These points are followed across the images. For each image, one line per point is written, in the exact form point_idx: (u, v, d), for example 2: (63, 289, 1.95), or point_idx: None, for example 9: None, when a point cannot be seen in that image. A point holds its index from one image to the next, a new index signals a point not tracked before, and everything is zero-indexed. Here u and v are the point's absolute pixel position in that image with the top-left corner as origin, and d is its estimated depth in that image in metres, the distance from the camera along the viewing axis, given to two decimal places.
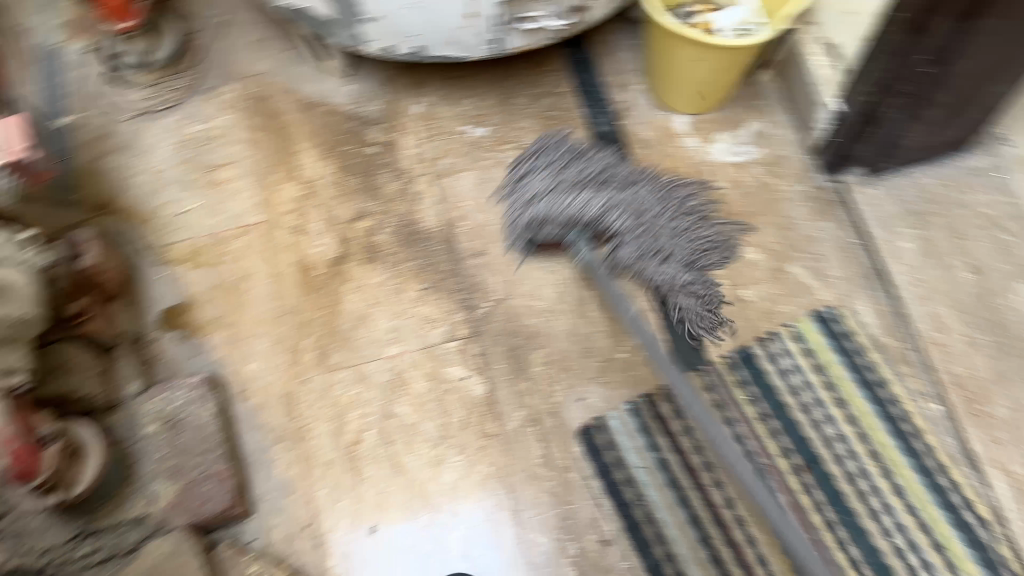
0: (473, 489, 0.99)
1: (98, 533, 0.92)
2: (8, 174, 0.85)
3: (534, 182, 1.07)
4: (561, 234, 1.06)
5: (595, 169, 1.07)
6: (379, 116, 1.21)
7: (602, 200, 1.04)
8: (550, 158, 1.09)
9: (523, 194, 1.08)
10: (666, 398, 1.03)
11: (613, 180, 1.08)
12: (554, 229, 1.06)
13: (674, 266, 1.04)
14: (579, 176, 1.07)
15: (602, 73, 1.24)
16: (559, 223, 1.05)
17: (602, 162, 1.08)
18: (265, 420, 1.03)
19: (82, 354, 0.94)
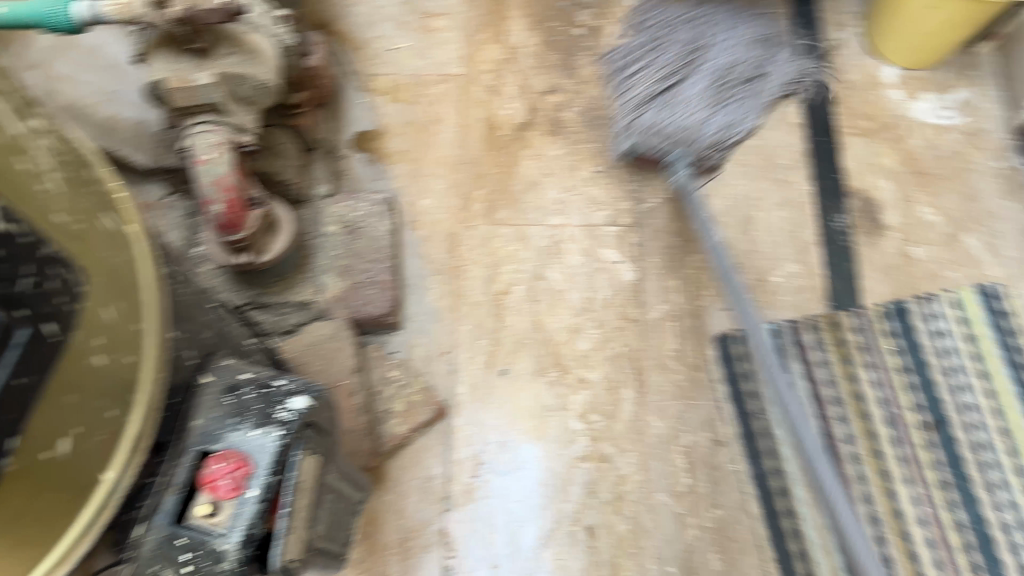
0: (604, 363, 1.03)
1: (266, 306, 1.01)
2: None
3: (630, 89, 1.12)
4: (665, 149, 1.07)
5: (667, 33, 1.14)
6: (592, 2, 1.24)
7: (677, 98, 1.09)
8: (640, 70, 1.13)
9: (632, 99, 1.11)
10: (809, 328, 1.04)
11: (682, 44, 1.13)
12: (660, 142, 1.07)
13: (760, 82, 1.11)
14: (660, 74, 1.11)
15: (821, 7, 1.22)
16: (664, 141, 1.07)
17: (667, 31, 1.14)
18: (428, 252, 1.09)
19: (289, 144, 1.03)
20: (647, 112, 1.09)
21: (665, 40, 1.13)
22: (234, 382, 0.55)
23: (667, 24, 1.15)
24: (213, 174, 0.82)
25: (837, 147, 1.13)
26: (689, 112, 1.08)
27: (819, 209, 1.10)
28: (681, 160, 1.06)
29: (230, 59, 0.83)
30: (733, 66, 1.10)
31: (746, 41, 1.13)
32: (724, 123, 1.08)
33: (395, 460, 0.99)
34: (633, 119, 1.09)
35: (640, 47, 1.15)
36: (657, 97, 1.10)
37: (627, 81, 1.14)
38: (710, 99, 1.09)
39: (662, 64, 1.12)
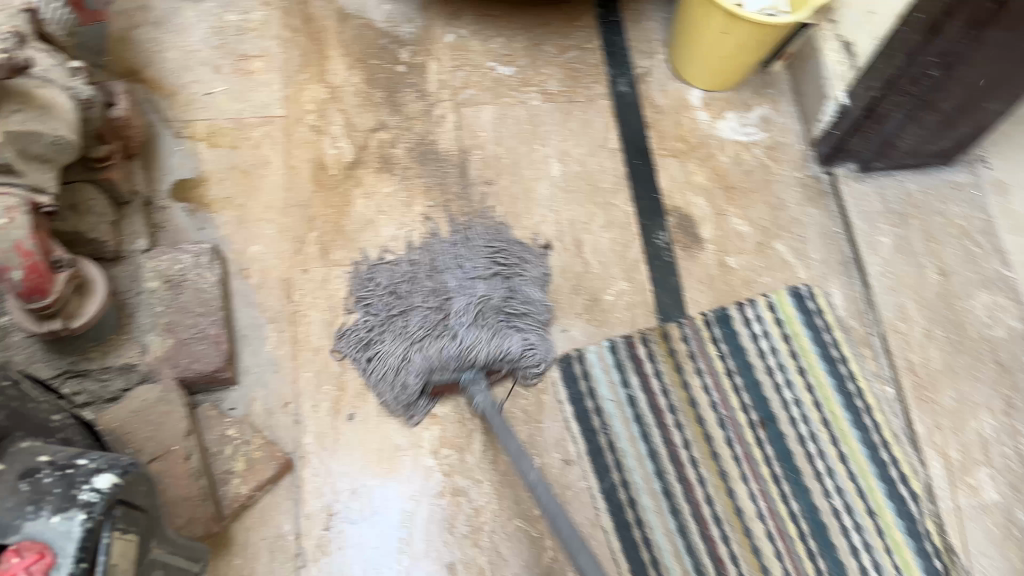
0: (452, 397, 1.03)
1: (84, 375, 0.94)
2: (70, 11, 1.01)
3: (390, 358, 0.99)
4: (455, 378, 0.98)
5: (403, 292, 1.03)
6: (412, 39, 1.25)
7: (446, 341, 0.97)
8: (378, 338, 1.01)
9: (399, 367, 0.99)
10: (644, 341, 1.09)
11: (421, 299, 1.02)
12: (451, 372, 0.97)
13: (523, 284, 1.07)
14: (416, 327, 1.00)
15: (629, 37, 1.29)
16: (454, 365, 0.96)
17: (404, 278, 1.05)
18: (262, 299, 1.06)
19: (98, 198, 0.96)
20: (417, 360, 0.98)
21: (402, 304, 1.03)
22: (32, 466, 0.50)
23: (400, 283, 1.04)
24: (9, 240, 0.76)
25: (654, 167, 1.20)
26: (483, 337, 0.98)
27: (642, 228, 1.16)
28: (477, 387, 0.97)
29: (19, 116, 0.77)
30: (496, 293, 1.03)
31: (494, 265, 1.06)
32: (514, 340, 1.00)
33: (240, 522, 0.94)
34: (411, 377, 0.98)
35: (382, 314, 1.02)
36: (426, 339, 0.98)
37: (381, 340, 1.01)
38: (485, 321, 1.00)
39: (412, 319, 1.01)
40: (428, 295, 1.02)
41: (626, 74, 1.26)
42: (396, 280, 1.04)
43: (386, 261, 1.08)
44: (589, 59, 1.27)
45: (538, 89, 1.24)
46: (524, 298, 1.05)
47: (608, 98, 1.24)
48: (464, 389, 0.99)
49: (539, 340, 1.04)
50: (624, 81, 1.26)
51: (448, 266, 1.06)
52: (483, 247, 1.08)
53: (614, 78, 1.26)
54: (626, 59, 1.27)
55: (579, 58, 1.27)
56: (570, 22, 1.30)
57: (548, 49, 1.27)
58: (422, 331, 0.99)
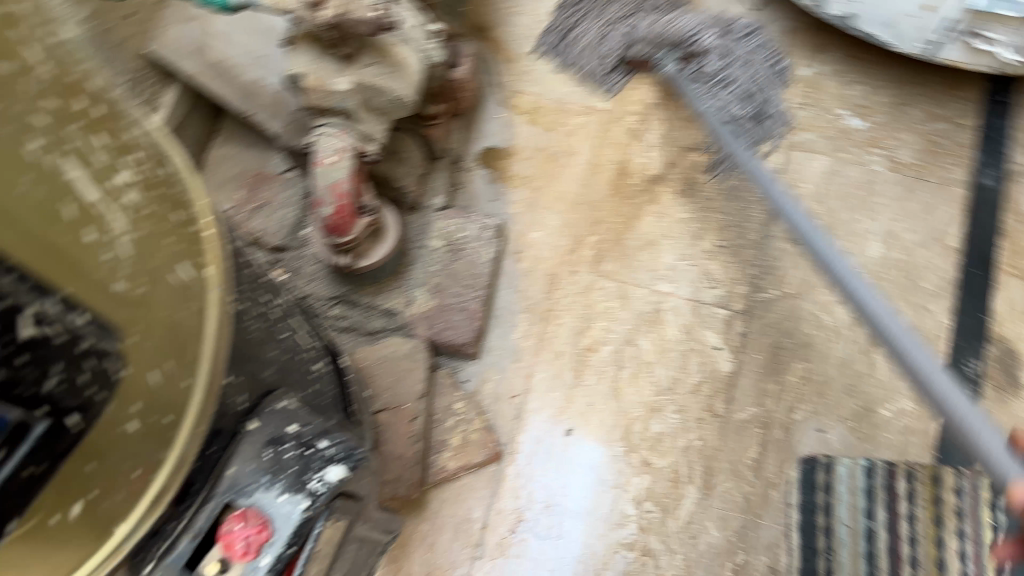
0: (675, 453, 0.97)
1: (353, 304, 1.01)
2: None
3: (584, 25, 1.14)
4: (650, 54, 1.10)
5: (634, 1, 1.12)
6: (765, 63, 1.15)
7: (653, 22, 1.09)
8: (590, 10, 1.14)
9: (593, 33, 1.14)
10: (906, 475, 0.93)
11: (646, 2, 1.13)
12: (649, 47, 1.10)
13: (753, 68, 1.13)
14: (621, 11, 1.12)
15: (1015, 124, 1.09)
16: (650, 40, 1.09)
17: None
18: (525, 287, 1.06)
19: (415, 151, 1.03)
20: (620, 31, 1.12)
21: (634, 10, 1.12)
22: (279, 435, 0.53)
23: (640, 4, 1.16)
24: (329, 179, 0.82)
25: (994, 284, 1.01)
26: (685, 20, 1.09)
27: (953, 348, 0.99)
28: (668, 54, 1.10)
29: (373, 69, 0.81)
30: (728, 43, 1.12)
31: (749, 42, 1.14)
32: (721, 52, 1.09)
33: (438, 491, 0.97)
34: (607, 57, 1.13)
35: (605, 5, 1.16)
36: (627, 16, 1.12)
37: (579, 24, 1.15)
38: (716, 36, 1.10)
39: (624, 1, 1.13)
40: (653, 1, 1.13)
41: (998, 166, 1.07)
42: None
43: None
44: (957, 137, 1.09)
45: (884, 153, 1.09)
46: (762, 97, 1.12)
47: (965, 187, 1.07)
48: (655, 65, 1.11)
49: (754, 119, 1.11)
50: (991, 173, 1.07)
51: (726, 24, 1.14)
52: (751, 38, 1.14)
53: (981, 167, 1.07)
54: (1004, 149, 1.08)
55: (946, 133, 1.09)
56: (952, 89, 1.12)
57: (914, 112, 1.11)
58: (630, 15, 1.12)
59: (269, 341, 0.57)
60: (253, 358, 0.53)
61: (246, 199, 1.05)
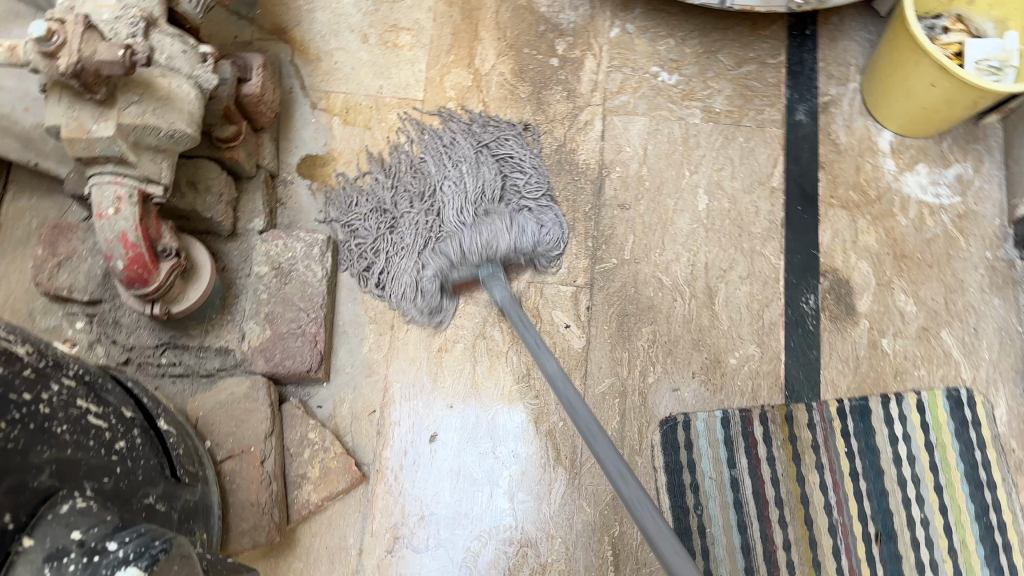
0: (540, 438, 0.97)
1: (182, 349, 0.95)
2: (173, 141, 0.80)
3: (404, 264, 1.00)
4: (475, 277, 0.94)
5: (403, 250, 1.01)
6: (574, 28, 1.14)
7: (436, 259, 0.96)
8: (400, 260, 1.01)
9: (410, 279, 1.00)
10: (761, 419, 0.97)
11: (404, 267, 1.00)
12: (468, 269, 0.95)
13: (510, 196, 1.03)
14: (418, 256, 1.00)
15: (819, 57, 1.12)
16: (469, 265, 0.94)
17: (407, 239, 1.01)
18: (368, 297, 1.02)
19: (218, 176, 0.95)
20: (424, 266, 0.99)
21: (392, 218, 1.03)
22: (60, 547, 0.49)
23: (409, 206, 1.02)
24: (116, 229, 0.76)
25: (817, 217, 1.05)
26: (470, 217, 0.98)
27: (789, 286, 1.02)
28: (496, 283, 0.93)
29: (135, 107, 0.74)
30: (489, 190, 1.01)
31: (480, 162, 1.03)
32: (512, 221, 0.98)
33: (307, 525, 0.94)
34: (423, 282, 0.98)
35: (374, 230, 1.02)
36: (421, 248, 1.00)
37: (392, 263, 1.01)
38: (475, 210, 1.00)
39: (404, 249, 1.01)
40: (409, 239, 1.00)
41: (807, 100, 1.10)
42: (403, 242, 1.01)
43: (360, 181, 1.06)
44: (766, 78, 1.11)
45: (701, 104, 1.10)
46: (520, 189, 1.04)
47: (779, 126, 1.09)
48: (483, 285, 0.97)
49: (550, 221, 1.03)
50: (803, 109, 1.10)
51: (437, 168, 1.04)
52: (462, 138, 1.06)
53: (791, 105, 1.10)
54: (811, 83, 1.11)
55: (755, 74, 1.12)
56: (754, 30, 1.14)
57: (722, 58, 1.12)
58: (421, 245, 1.00)
59: (38, 442, 0.53)
60: (15, 470, 0.49)
61: (46, 256, 0.95)
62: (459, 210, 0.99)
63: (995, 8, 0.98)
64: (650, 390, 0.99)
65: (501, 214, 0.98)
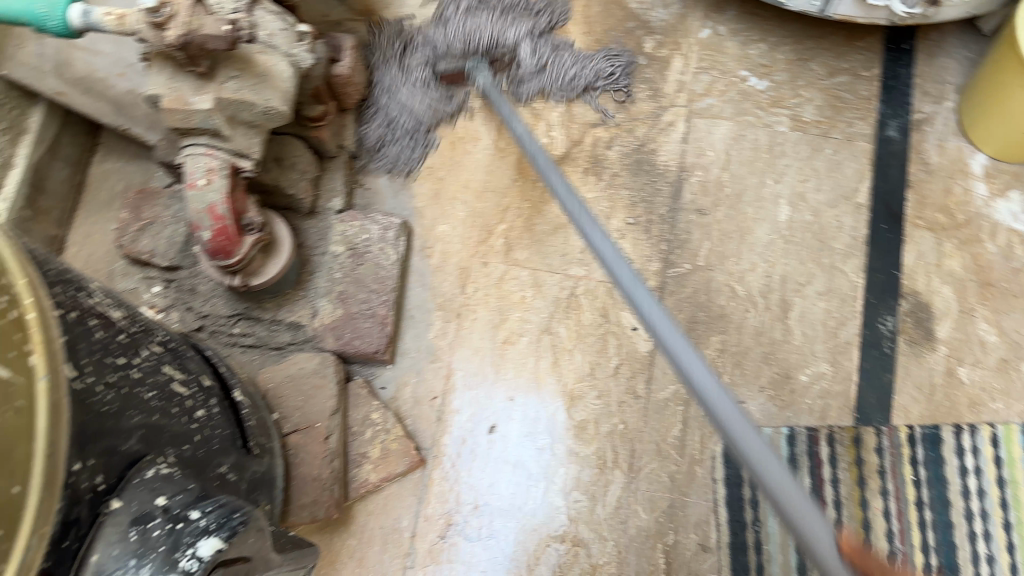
0: (599, 438, 0.96)
1: (254, 321, 0.97)
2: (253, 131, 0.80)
3: (402, 92, 1.07)
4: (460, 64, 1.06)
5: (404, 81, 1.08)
6: (663, 27, 1.12)
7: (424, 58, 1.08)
8: (399, 84, 1.08)
9: (396, 98, 1.07)
10: (828, 439, 0.95)
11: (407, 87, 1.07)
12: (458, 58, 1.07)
13: (529, 13, 1.12)
14: (420, 64, 1.08)
15: (916, 72, 1.08)
16: (458, 50, 1.07)
17: (406, 70, 1.08)
18: (437, 283, 1.03)
19: (304, 155, 0.97)
20: (422, 76, 1.08)
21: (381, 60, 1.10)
22: (147, 511, 0.51)
23: (450, 12, 1.11)
24: (205, 201, 0.77)
25: (901, 238, 1.02)
26: (486, 21, 1.09)
27: (866, 306, 1.00)
28: (479, 71, 1.05)
29: (234, 83, 0.76)
30: (513, 19, 1.10)
31: (529, 8, 1.12)
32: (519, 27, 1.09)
33: (363, 504, 0.95)
34: (421, 96, 1.08)
35: (389, 73, 1.09)
36: (417, 37, 1.10)
37: (393, 91, 1.08)
38: (471, 16, 1.10)
39: (409, 71, 1.08)
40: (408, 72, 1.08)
41: (900, 116, 1.07)
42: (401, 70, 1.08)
43: (384, 57, 1.10)
44: (859, 90, 1.08)
45: (789, 113, 1.08)
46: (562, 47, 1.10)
47: (869, 141, 1.06)
48: (471, 78, 1.06)
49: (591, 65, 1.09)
50: (895, 125, 1.06)
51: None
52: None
53: (883, 120, 1.07)
54: (906, 98, 1.07)
55: (847, 86, 1.08)
56: (849, 40, 1.11)
57: (814, 67, 1.09)
58: (417, 67, 1.08)
59: (130, 407, 0.54)
60: (109, 433, 0.51)
61: (130, 219, 0.98)
62: (442, 32, 1.09)
63: None
64: None
65: (493, 15, 1.09)
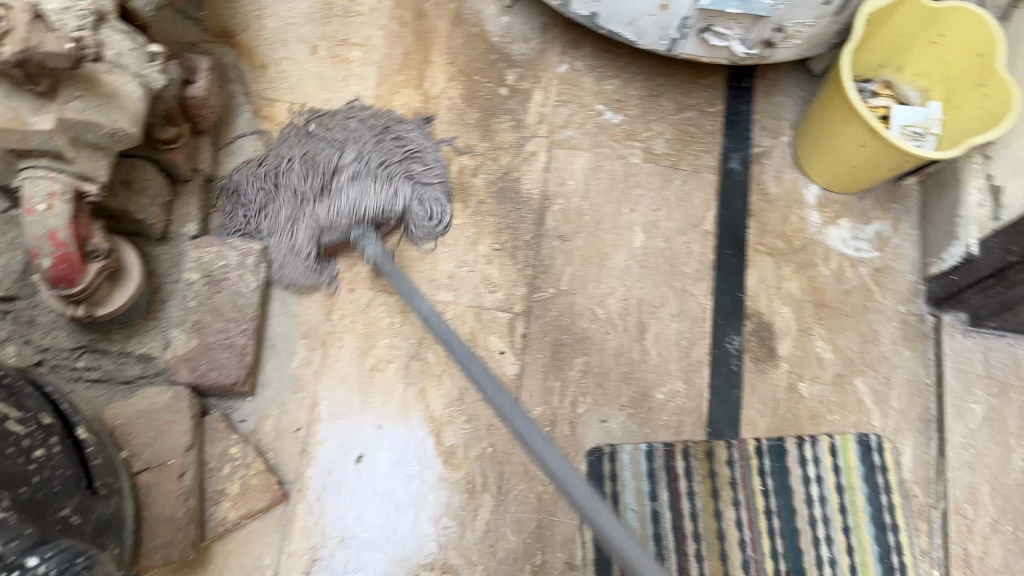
0: (467, 464, 0.97)
1: (100, 353, 0.91)
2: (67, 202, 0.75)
3: (274, 211, 1.00)
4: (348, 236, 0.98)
5: (282, 208, 1.00)
6: (524, 61, 1.16)
7: (310, 211, 0.99)
8: (275, 212, 1.00)
9: (263, 215, 1.00)
10: (683, 454, 1.00)
11: (281, 214, 1.00)
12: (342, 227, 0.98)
13: (421, 160, 1.06)
14: (297, 195, 1.00)
15: (756, 109, 1.17)
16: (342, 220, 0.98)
17: (290, 201, 1.00)
18: (301, 310, 1.01)
19: (155, 178, 0.93)
20: (302, 220, 0.99)
21: (273, 176, 1.02)
22: None
23: (314, 166, 1.02)
24: (45, 227, 0.73)
25: (745, 263, 1.09)
26: (363, 184, 1.00)
27: (715, 326, 1.06)
28: (367, 241, 0.96)
29: (77, 103, 0.72)
30: (375, 165, 1.03)
31: (375, 134, 1.06)
32: (402, 177, 1.04)
33: (222, 543, 0.91)
34: (294, 247, 0.99)
35: (255, 200, 1.01)
36: (305, 204, 1.00)
37: (264, 212, 1.00)
38: (368, 180, 1.01)
39: (287, 193, 1.00)
40: (286, 206, 1.00)
41: (742, 149, 1.15)
42: (284, 202, 1.00)
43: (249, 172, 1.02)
44: (704, 125, 1.16)
45: (642, 145, 1.14)
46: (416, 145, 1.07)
47: (714, 173, 1.14)
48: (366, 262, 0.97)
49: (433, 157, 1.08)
50: (737, 158, 1.15)
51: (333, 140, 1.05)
52: (359, 124, 1.07)
53: (727, 153, 1.15)
54: (747, 133, 1.16)
55: (695, 121, 1.16)
56: (694, 78, 1.19)
57: (664, 102, 1.16)
58: (298, 198, 1.00)
59: None
60: None
61: None
62: (347, 173, 1.01)
63: (919, 78, 1.08)
64: (577, 421, 1.00)
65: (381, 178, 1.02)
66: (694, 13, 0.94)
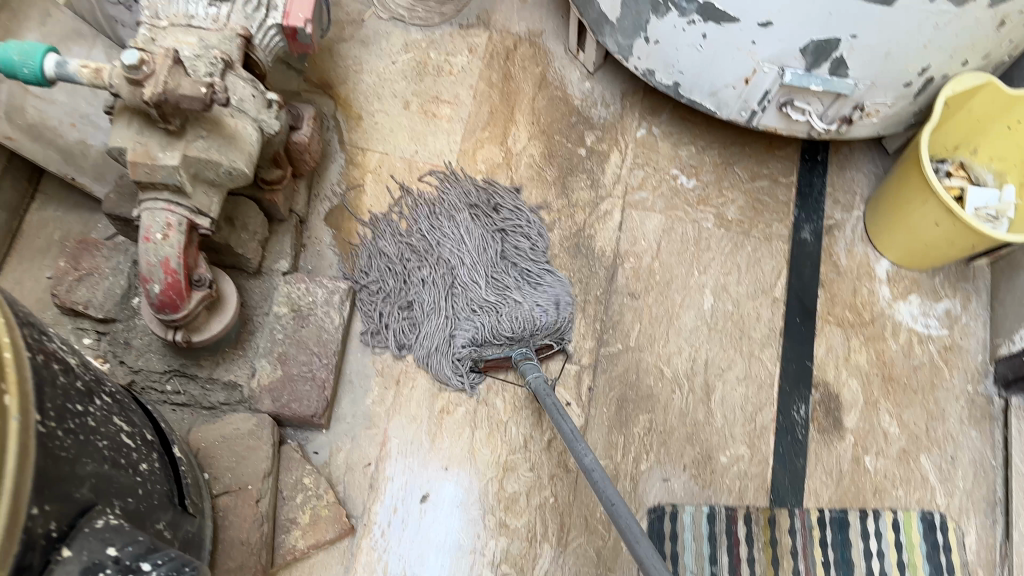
0: (529, 512, 0.98)
1: (189, 378, 0.95)
2: (182, 230, 0.80)
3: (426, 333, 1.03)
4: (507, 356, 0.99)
5: (425, 318, 1.03)
6: (602, 124, 1.21)
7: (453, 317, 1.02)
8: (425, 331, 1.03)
9: (423, 342, 1.03)
10: (745, 519, 1.00)
11: (428, 325, 1.03)
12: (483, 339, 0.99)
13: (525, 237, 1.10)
14: (430, 303, 1.04)
15: (828, 182, 1.19)
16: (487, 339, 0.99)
17: (431, 309, 1.04)
18: (378, 349, 1.04)
19: (256, 216, 0.99)
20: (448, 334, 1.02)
21: (410, 292, 1.05)
22: (98, 561, 0.52)
23: (432, 263, 1.06)
24: (159, 254, 0.79)
25: (813, 331, 1.10)
26: (461, 271, 1.04)
27: (782, 394, 1.07)
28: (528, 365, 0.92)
29: (202, 142, 0.78)
30: (485, 251, 1.06)
31: (477, 218, 1.10)
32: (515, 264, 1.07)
33: (288, 571, 0.93)
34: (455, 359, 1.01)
35: (401, 327, 1.04)
36: (415, 304, 1.04)
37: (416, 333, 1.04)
38: (489, 272, 1.05)
39: (423, 306, 1.04)
40: (433, 319, 1.03)
41: (814, 220, 1.17)
42: (427, 316, 1.03)
43: (377, 292, 1.05)
44: (777, 194, 1.19)
45: (715, 211, 1.17)
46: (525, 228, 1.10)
47: (786, 242, 1.16)
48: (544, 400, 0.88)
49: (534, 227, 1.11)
50: (808, 229, 1.16)
51: (434, 245, 1.07)
52: (466, 203, 1.10)
53: (799, 223, 1.17)
54: (819, 204, 1.18)
55: (768, 190, 1.19)
56: (769, 149, 1.21)
57: (739, 171, 1.19)
58: (436, 308, 1.04)
59: (85, 455, 0.56)
60: (63, 479, 0.52)
61: (68, 267, 0.96)
62: (469, 269, 1.05)
63: (995, 162, 1.10)
64: (639, 477, 1.01)
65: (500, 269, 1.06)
66: (777, 87, 0.98)
